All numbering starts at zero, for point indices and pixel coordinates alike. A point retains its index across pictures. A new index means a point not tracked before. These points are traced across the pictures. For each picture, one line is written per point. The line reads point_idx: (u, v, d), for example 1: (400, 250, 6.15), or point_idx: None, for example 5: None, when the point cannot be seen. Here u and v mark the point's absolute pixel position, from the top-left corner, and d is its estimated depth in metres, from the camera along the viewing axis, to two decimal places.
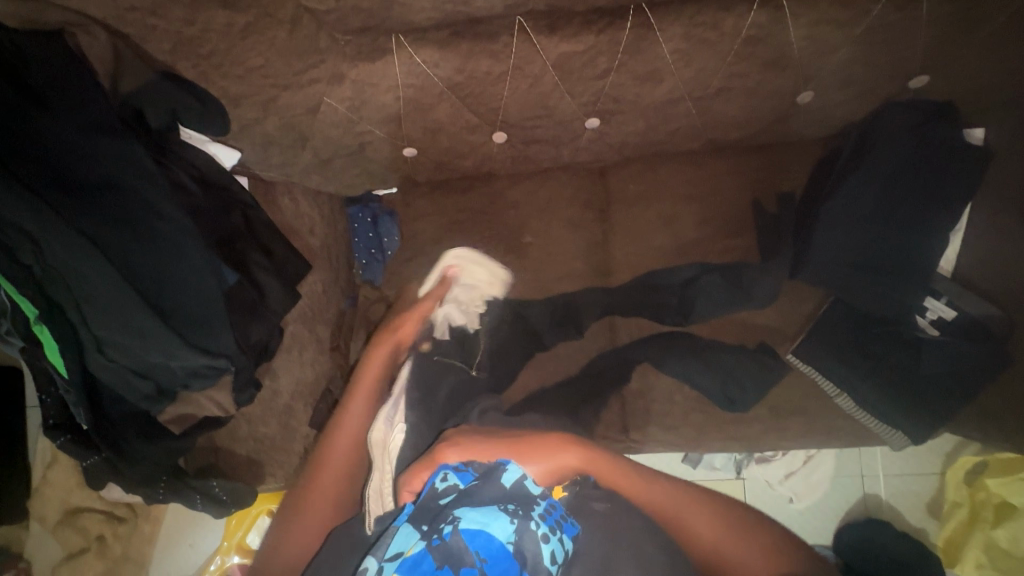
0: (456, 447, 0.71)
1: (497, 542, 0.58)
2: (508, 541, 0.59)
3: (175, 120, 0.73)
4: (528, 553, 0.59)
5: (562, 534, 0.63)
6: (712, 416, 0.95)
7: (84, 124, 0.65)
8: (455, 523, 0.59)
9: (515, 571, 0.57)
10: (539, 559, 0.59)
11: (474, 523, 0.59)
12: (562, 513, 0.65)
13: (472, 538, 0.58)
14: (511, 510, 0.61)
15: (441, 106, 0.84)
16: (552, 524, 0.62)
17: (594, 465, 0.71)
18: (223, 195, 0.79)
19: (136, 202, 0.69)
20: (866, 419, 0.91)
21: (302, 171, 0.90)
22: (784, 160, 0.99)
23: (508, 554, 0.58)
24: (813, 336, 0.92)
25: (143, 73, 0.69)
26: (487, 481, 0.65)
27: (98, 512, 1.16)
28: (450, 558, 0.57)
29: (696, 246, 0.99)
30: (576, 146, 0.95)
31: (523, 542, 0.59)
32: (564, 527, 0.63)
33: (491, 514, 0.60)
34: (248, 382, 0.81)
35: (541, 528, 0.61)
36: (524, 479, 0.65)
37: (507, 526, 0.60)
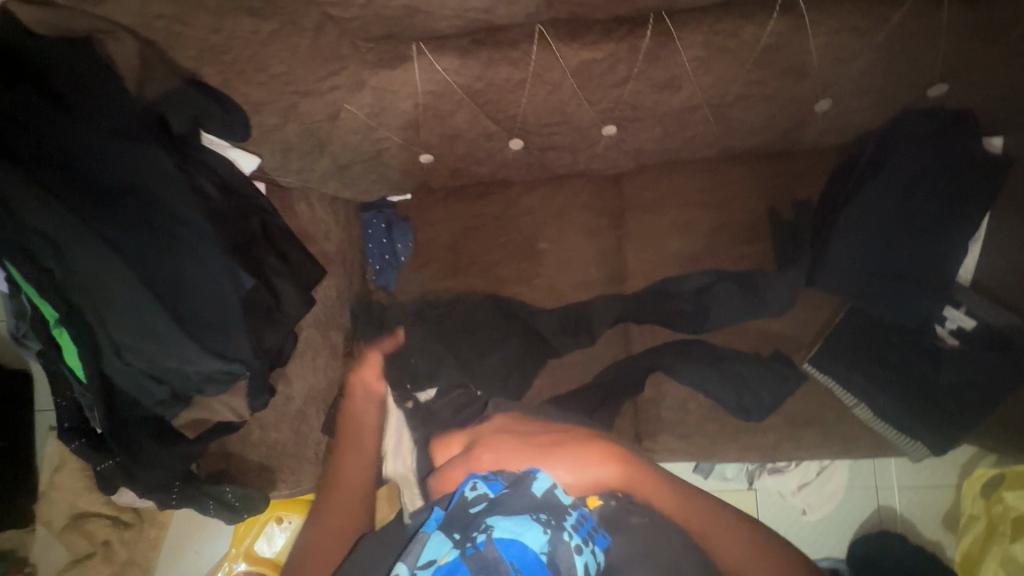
0: (493, 447, 0.79)
1: (530, 552, 0.60)
2: (542, 550, 0.61)
3: (197, 126, 0.72)
4: (560, 562, 0.60)
5: (594, 545, 0.64)
6: (728, 425, 0.94)
7: (109, 129, 0.66)
8: (488, 533, 0.62)
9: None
10: (572, 568, 0.60)
11: (507, 532, 0.61)
12: (593, 525, 0.67)
13: (506, 547, 0.60)
14: (543, 520, 0.63)
15: (460, 113, 0.84)
16: (585, 535, 0.64)
17: (632, 481, 0.76)
18: (242, 200, 0.78)
19: (157, 206, 0.69)
20: (882, 427, 0.90)
21: (320, 177, 0.90)
22: (801, 169, 0.98)
23: (542, 564, 0.60)
24: (830, 345, 0.92)
25: (171, 80, 0.69)
26: (517, 490, 0.67)
27: (105, 518, 1.16)
28: (483, 566, 0.59)
29: (710, 254, 0.99)
30: (593, 153, 0.95)
31: (556, 552, 0.61)
32: (597, 538, 0.65)
33: (524, 524, 0.62)
34: (263, 388, 0.80)
35: (573, 539, 0.63)
36: (553, 489, 0.68)
37: (540, 536, 0.61)
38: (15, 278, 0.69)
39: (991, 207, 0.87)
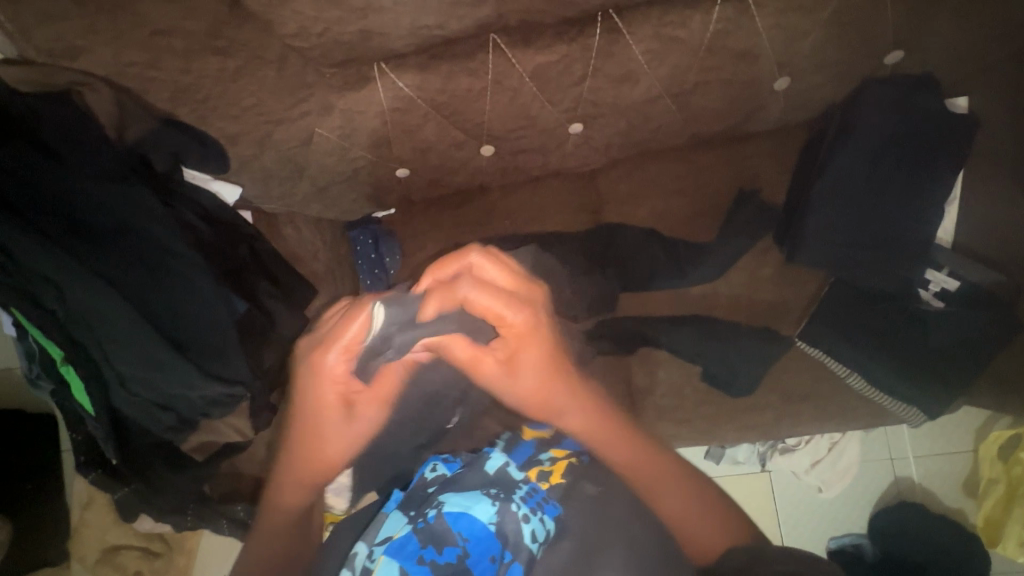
0: (530, 321, 0.76)
1: (479, 523, 0.62)
2: (490, 522, 0.63)
3: (178, 163, 0.78)
4: (508, 531, 0.62)
5: (544, 514, 0.66)
6: (721, 403, 0.97)
7: (99, 176, 0.70)
8: (438, 508, 0.64)
9: (496, 548, 0.61)
10: (519, 538, 0.62)
11: (457, 506, 0.63)
12: (544, 496, 0.68)
13: (455, 521, 0.62)
14: (492, 494, 0.66)
15: (428, 126, 0.87)
16: (533, 505, 0.66)
17: (596, 436, 0.74)
18: (229, 230, 0.83)
19: (150, 243, 0.73)
20: (880, 397, 0.91)
21: (302, 201, 0.94)
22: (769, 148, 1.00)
23: (491, 533, 0.62)
24: (818, 319, 0.92)
25: (148, 123, 0.73)
26: (471, 469, 0.71)
27: (135, 549, 1.18)
28: (433, 538, 0.60)
29: (691, 241, 1.00)
30: (564, 152, 0.97)
31: (505, 521, 0.63)
32: (546, 508, 0.67)
33: (474, 498, 0.65)
34: (264, 407, 0.84)
35: (522, 510, 0.64)
36: (505, 466, 0.71)
37: (489, 508, 0.64)
38: (21, 323, 0.72)
39: (963, 166, 0.89)
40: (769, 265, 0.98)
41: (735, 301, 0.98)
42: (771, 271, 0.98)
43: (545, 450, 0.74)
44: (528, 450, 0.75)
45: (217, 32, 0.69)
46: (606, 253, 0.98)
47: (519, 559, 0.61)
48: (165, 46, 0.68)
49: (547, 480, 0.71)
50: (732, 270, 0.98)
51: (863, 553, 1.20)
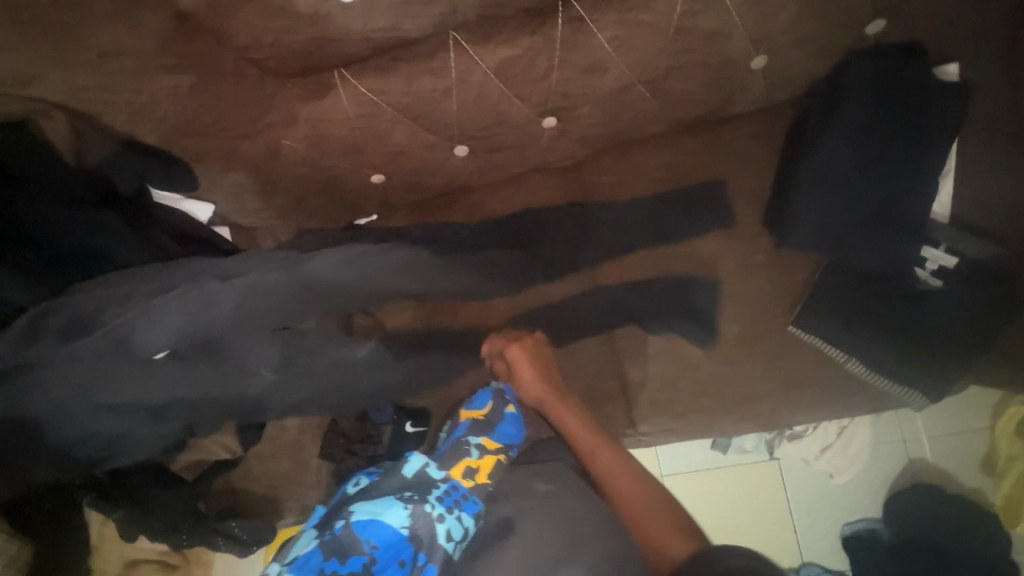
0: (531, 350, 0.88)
1: (390, 529, 0.59)
2: (402, 526, 0.60)
3: (144, 183, 0.77)
4: (421, 534, 0.60)
5: (461, 512, 0.64)
6: (717, 394, 0.95)
7: (64, 202, 0.70)
8: (347, 518, 0.60)
9: (407, 552, 0.59)
10: (433, 538, 0.61)
11: (365, 514, 0.60)
12: (465, 493, 0.67)
13: (363, 529, 0.59)
14: (406, 497, 0.63)
15: (397, 130, 0.85)
16: (449, 504, 0.64)
17: (582, 439, 0.79)
18: (203, 245, 0.81)
19: (119, 266, 0.71)
20: (879, 381, 0.88)
21: (281, 214, 0.93)
22: (752, 129, 0.97)
23: (403, 537, 0.60)
24: (808, 307, 0.90)
25: (110, 147, 0.73)
26: (388, 475, 0.67)
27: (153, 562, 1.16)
28: (337, 549, 0.57)
29: (677, 230, 0.97)
30: (542, 147, 0.95)
31: (417, 524, 0.60)
32: (464, 505, 0.65)
33: (385, 504, 0.61)
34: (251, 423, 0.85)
35: (436, 510, 0.62)
36: (425, 468, 0.68)
37: (401, 513, 0.61)
38: None
39: (958, 135, 0.85)
40: (760, 250, 0.96)
41: (727, 289, 0.96)
42: (763, 257, 0.96)
43: (474, 434, 0.77)
44: (463, 430, 0.78)
45: (165, 49, 0.69)
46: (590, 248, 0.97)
47: (432, 560, 0.60)
48: (116, 68, 0.68)
49: (473, 478, 0.71)
50: (722, 258, 0.96)
51: (877, 538, 1.17)
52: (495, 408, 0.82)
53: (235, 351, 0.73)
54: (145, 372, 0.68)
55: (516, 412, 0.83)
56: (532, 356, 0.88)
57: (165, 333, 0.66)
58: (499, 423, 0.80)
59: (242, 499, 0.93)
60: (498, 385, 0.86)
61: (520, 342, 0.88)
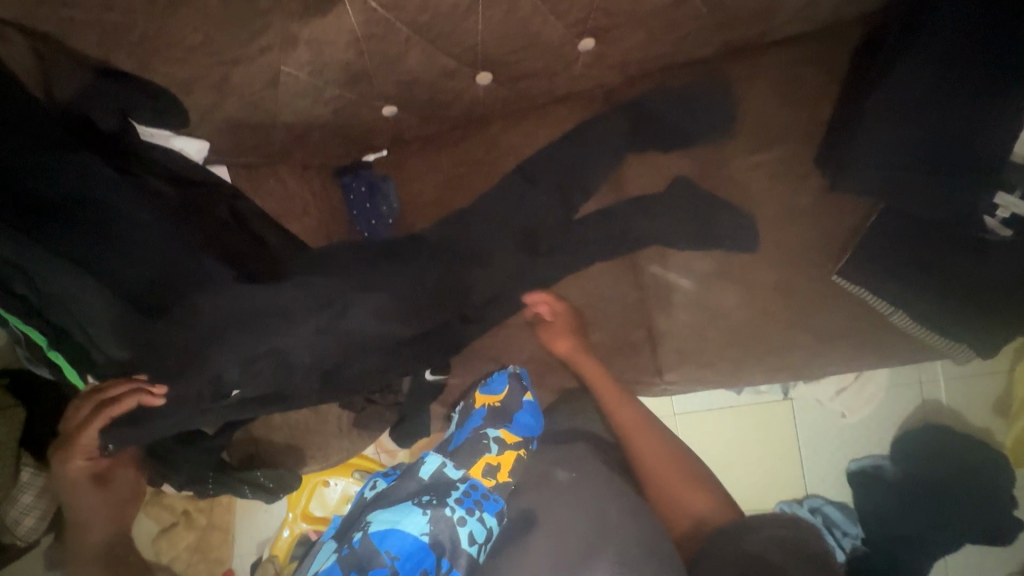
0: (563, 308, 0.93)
1: (410, 537, 0.65)
2: (422, 533, 0.65)
3: (127, 120, 0.68)
4: (441, 538, 0.65)
5: (483, 513, 0.69)
6: (747, 346, 0.91)
7: (36, 143, 0.61)
8: (364, 530, 0.66)
9: (429, 561, 0.64)
10: (456, 542, 0.65)
11: (383, 524, 0.66)
12: (483, 493, 0.72)
13: (382, 540, 0.64)
14: (424, 503, 0.69)
15: (412, 54, 0.75)
16: (470, 507, 0.69)
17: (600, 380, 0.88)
18: (203, 191, 0.75)
19: (117, 217, 0.65)
20: (929, 335, 0.84)
21: (282, 150, 0.86)
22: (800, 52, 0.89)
23: (423, 545, 0.65)
24: (860, 255, 0.84)
25: (83, 77, 0.64)
26: (406, 478, 0.75)
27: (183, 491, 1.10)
28: (357, 564, 0.63)
29: (712, 169, 0.92)
30: (572, 73, 0.85)
31: (438, 529, 0.66)
32: (485, 505, 0.70)
33: (404, 512, 0.67)
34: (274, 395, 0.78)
35: (457, 513, 0.68)
36: (442, 468, 0.76)
37: (419, 520, 0.66)
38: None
39: None
40: (806, 193, 0.89)
41: (765, 236, 0.90)
42: (808, 202, 0.89)
43: (493, 428, 0.82)
44: (479, 420, 0.85)
45: None
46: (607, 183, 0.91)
47: (457, 565, 0.65)
48: None
49: (495, 476, 0.77)
50: (762, 203, 0.90)
51: (883, 474, 1.16)
52: (513, 393, 0.87)
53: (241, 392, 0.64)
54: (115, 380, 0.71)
55: (533, 400, 0.87)
56: (565, 325, 0.92)
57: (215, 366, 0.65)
58: (517, 413, 0.84)
59: (265, 449, 0.92)
60: (517, 367, 0.90)
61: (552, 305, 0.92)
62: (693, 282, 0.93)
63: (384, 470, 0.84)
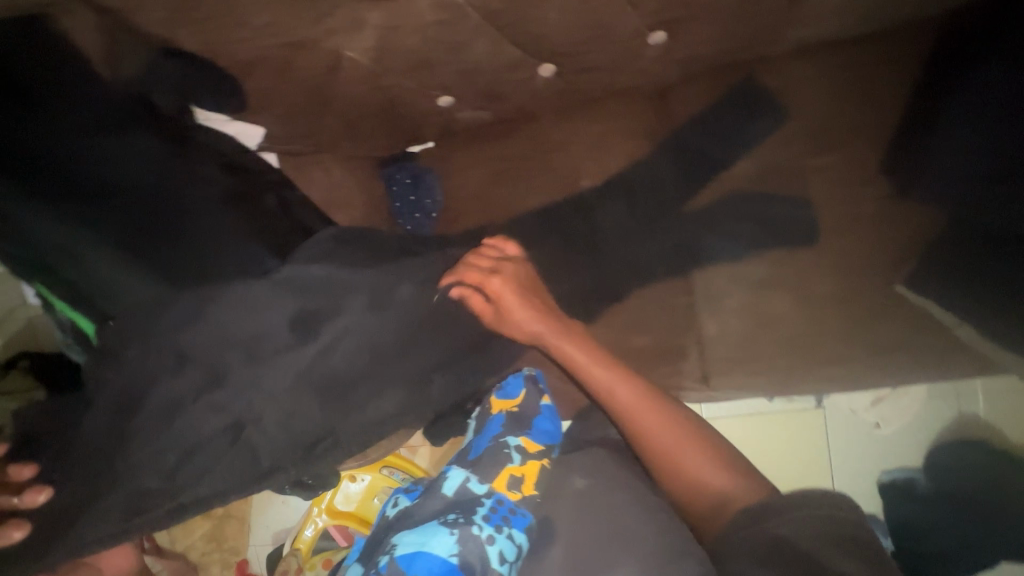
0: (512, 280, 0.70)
1: (438, 558, 0.60)
2: (451, 554, 0.60)
3: (186, 104, 0.68)
4: (472, 559, 0.61)
5: (512, 529, 0.64)
6: (801, 356, 0.88)
7: (95, 123, 0.60)
8: (391, 553, 0.61)
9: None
10: (486, 561, 0.61)
11: (411, 547, 0.60)
12: (511, 507, 0.67)
13: (411, 562, 0.59)
14: (451, 522, 0.64)
15: (477, 42, 0.77)
16: (498, 523, 0.64)
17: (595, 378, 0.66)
18: (251, 176, 0.71)
19: (168, 201, 0.62)
20: (990, 347, 0.82)
21: (331, 140, 0.84)
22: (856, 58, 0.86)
23: (453, 567, 0.60)
24: (926, 266, 0.82)
25: (145, 57, 0.65)
26: (429, 497, 0.70)
27: None
28: None
29: (768, 170, 0.90)
30: (639, 68, 0.86)
31: (466, 549, 0.61)
32: (513, 520, 0.65)
33: (429, 532, 0.62)
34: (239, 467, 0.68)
35: (485, 531, 0.63)
36: (466, 483, 0.70)
37: (447, 540, 0.61)
38: (45, 297, 0.64)
39: None
40: (869, 200, 0.86)
41: (824, 242, 0.88)
42: (870, 209, 0.86)
43: (512, 435, 0.74)
44: (499, 427, 0.76)
45: None
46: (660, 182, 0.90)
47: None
48: None
49: (518, 489, 0.70)
50: (821, 208, 0.88)
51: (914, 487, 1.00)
52: (530, 396, 0.78)
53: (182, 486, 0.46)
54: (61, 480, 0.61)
55: (551, 404, 0.79)
56: (516, 287, 0.71)
57: (147, 470, 0.59)
58: (535, 419, 0.77)
59: None
60: (531, 368, 0.81)
61: (500, 275, 0.70)
62: (746, 288, 0.90)
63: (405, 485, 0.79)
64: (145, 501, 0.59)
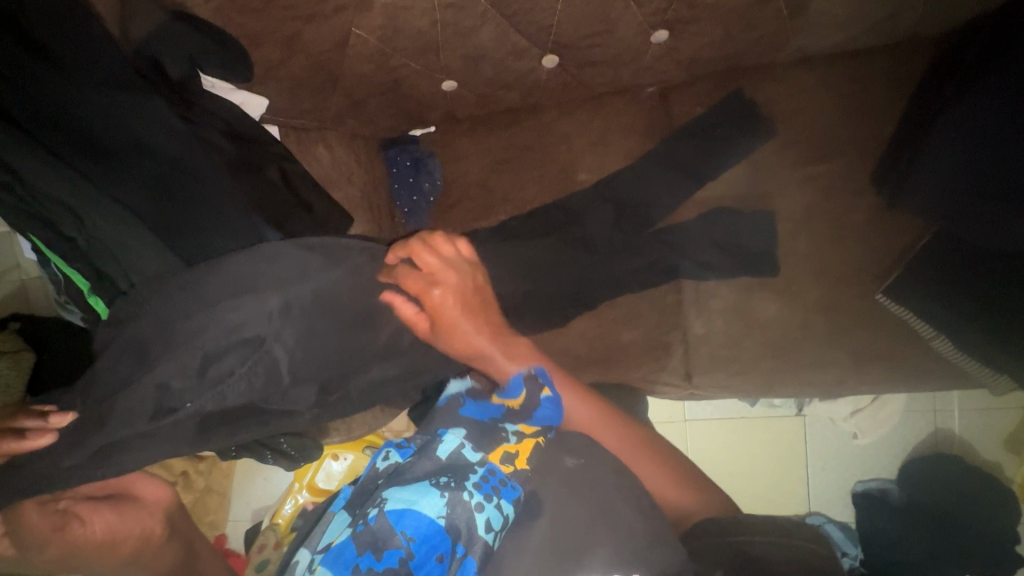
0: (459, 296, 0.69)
1: (426, 519, 0.57)
2: (438, 516, 0.57)
3: (195, 68, 0.67)
4: (458, 524, 0.57)
5: (501, 499, 0.58)
6: (783, 360, 0.91)
7: (102, 81, 0.60)
8: (381, 506, 0.58)
9: (445, 546, 0.56)
10: (473, 529, 0.56)
11: (400, 503, 0.58)
12: (503, 478, 0.60)
13: (398, 519, 0.57)
14: (442, 484, 0.59)
15: (485, 29, 0.79)
16: (488, 492, 0.58)
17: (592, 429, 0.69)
18: (256, 148, 0.73)
19: (172, 166, 0.63)
20: (969, 364, 0.81)
21: (335, 116, 0.87)
22: (851, 70, 0.89)
23: (440, 529, 0.57)
24: (905, 280, 0.82)
25: (155, 17, 0.65)
26: (422, 456, 0.63)
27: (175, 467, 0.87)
28: (372, 543, 0.56)
29: (764, 174, 0.92)
30: (640, 66, 0.89)
31: (455, 514, 0.57)
32: (504, 492, 0.59)
33: (421, 491, 0.59)
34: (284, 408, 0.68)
35: (475, 498, 0.58)
36: (460, 449, 0.62)
37: (437, 501, 0.58)
38: (43, 251, 0.65)
39: None
40: (861, 210, 0.89)
41: (815, 250, 0.90)
42: (862, 218, 0.88)
43: (512, 421, 0.65)
44: (496, 412, 0.66)
45: None
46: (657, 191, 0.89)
47: (472, 553, 0.56)
48: None
49: (512, 463, 0.62)
50: (814, 214, 0.90)
51: (889, 496, 0.98)
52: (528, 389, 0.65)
53: (171, 381, 0.58)
54: (114, 410, 0.55)
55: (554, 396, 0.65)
56: (460, 298, 0.70)
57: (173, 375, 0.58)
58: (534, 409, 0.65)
59: None
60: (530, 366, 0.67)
61: (442, 285, 0.68)
62: (734, 289, 0.92)
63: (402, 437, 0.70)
64: (172, 400, 0.59)
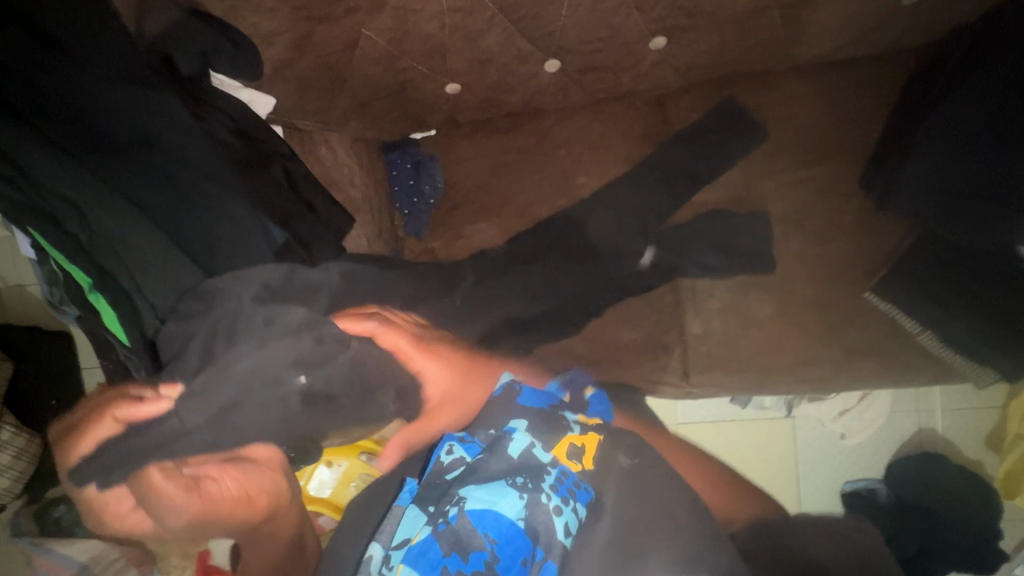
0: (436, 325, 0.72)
1: (507, 520, 0.54)
2: (518, 518, 0.55)
3: (206, 66, 0.69)
4: (538, 527, 0.55)
5: (576, 503, 0.57)
6: (777, 357, 0.94)
7: (113, 78, 0.60)
8: (460, 506, 0.55)
9: (528, 549, 0.54)
10: (552, 533, 0.55)
11: (480, 504, 0.55)
12: (575, 479, 0.59)
13: (479, 519, 0.54)
14: (520, 485, 0.57)
15: (492, 33, 0.81)
16: (565, 495, 0.57)
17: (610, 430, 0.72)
18: (263, 147, 0.73)
19: (179, 161, 0.63)
20: (953, 358, 0.85)
21: (340, 116, 0.89)
22: (836, 80, 0.93)
23: (520, 531, 0.54)
24: (897, 274, 0.88)
25: (170, 16, 0.66)
26: (493, 454, 0.60)
27: None
28: (456, 544, 0.54)
29: (757, 177, 0.95)
30: (639, 71, 0.92)
31: (535, 517, 0.55)
32: (579, 495, 0.58)
33: (499, 492, 0.56)
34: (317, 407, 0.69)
35: (553, 501, 0.56)
36: (532, 449, 0.60)
37: (517, 503, 0.55)
38: (41, 245, 0.63)
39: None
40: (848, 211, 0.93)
41: (806, 250, 0.94)
42: (850, 220, 0.93)
43: (569, 412, 0.67)
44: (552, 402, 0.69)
45: None
46: (656, 195, 0.91)
47: (552, 557, 0.55)
48: None
49: (579, 461, 0.61)
50: (805, 216, 0.94)
51: None
52: (576, 388, 0.73)
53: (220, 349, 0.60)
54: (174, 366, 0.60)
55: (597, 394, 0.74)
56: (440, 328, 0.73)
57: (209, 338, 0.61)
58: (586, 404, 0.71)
59: None
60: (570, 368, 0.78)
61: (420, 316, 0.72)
62: (730, 289, 0.95)
63: (461, 430, 0.66)
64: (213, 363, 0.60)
